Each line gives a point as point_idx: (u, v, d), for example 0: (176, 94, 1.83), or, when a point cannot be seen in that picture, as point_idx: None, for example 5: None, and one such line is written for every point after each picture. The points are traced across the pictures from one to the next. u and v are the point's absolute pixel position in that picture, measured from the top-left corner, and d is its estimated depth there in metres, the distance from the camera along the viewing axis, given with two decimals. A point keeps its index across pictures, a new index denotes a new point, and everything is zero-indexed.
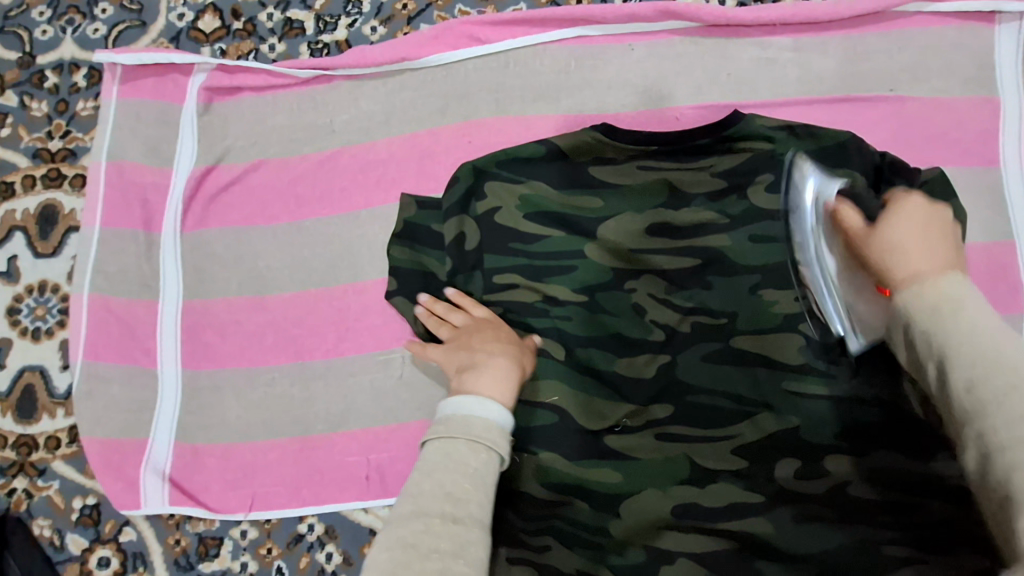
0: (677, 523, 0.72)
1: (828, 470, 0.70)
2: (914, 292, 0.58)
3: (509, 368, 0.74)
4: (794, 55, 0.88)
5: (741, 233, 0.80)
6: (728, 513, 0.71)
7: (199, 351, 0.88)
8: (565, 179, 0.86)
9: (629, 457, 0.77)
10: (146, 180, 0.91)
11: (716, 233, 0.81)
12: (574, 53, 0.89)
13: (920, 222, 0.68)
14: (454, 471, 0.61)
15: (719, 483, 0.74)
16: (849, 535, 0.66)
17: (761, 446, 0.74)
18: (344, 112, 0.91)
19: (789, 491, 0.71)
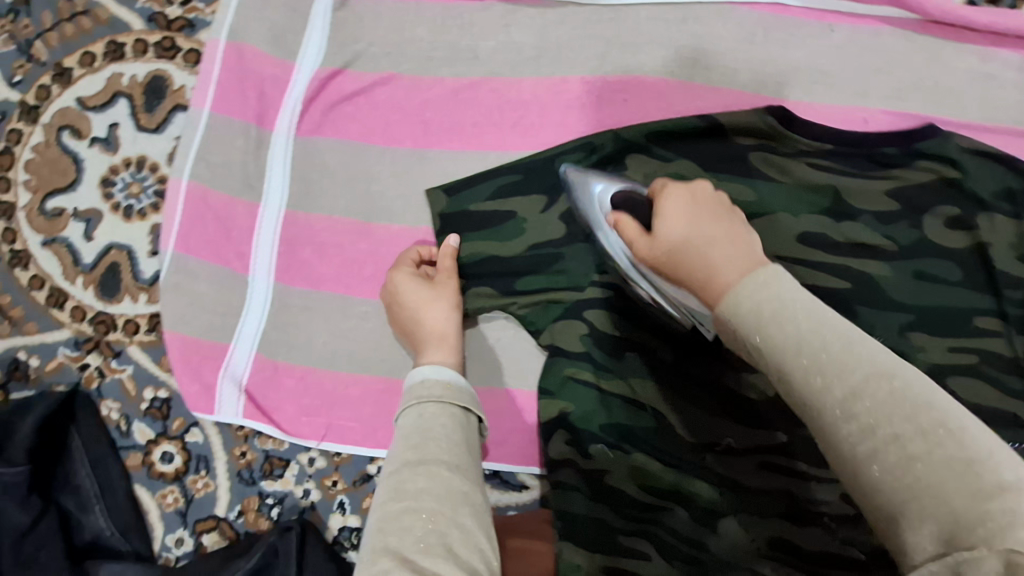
0: (770, 552, 0.67)
1: None
2: (736, 297, 0.47)
3: (451, 332, 0.72)
4: (1016, 76, 0.76)
5: (906, 265, 0.73)
6: (824, 558, 0.65)
7: (295, 267, 0.83)
8: (718, 163, 0.76)
9: (728, 478, 0.72)
10: (264, 70, 0.83)
11: (880, 258, 0.74)
12: (765, 23, 0.78)
13: (714, 229, 0.54)
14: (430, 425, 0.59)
15: (818, 526, 0.67)
16: None
17: None
18: (492, 37, 0.82)
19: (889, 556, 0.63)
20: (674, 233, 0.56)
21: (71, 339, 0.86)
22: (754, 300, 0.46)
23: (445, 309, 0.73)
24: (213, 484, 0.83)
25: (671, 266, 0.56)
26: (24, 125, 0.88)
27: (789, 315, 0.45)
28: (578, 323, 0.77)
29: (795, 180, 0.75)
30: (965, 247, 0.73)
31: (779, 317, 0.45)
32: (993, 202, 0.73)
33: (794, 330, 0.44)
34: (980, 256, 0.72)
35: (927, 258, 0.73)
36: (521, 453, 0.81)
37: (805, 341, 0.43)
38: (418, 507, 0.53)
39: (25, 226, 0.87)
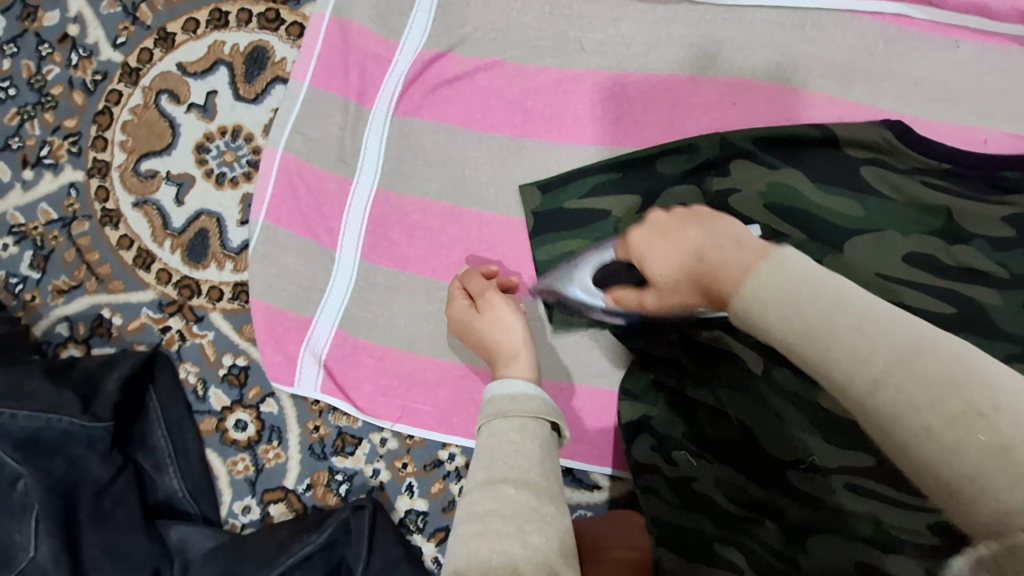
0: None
1: None
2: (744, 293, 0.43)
3: (523, 343, 0.65)
4: None
5: (1016, 296, 0.67)
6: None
7: (383, 247, 0.83)
8: (828, 173, 0.73)
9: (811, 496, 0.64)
10: (368, 48, 0.83)
11: (990, 285, 0.68)
12: (887, 33, 0.76)
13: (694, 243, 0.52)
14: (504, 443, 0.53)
15: (906, 553, 0.55)
16: None
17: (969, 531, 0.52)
18: (600, 30, 0.80)
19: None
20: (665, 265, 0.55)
21: (155, 301, 0.87)
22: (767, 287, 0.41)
23: (511, 318, 0.67)
24: (285, 455, 0.83)
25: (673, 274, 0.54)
26: (124, 86, 0.89)
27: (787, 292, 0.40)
28: (665, 326, 0.75)
29: (907, 198, 0.72)
30: None
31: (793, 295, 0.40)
32: None
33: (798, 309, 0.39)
34: None
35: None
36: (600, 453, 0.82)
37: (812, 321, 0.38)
38: (486, 530, 0.47)
39: (119, 185, 0.88)
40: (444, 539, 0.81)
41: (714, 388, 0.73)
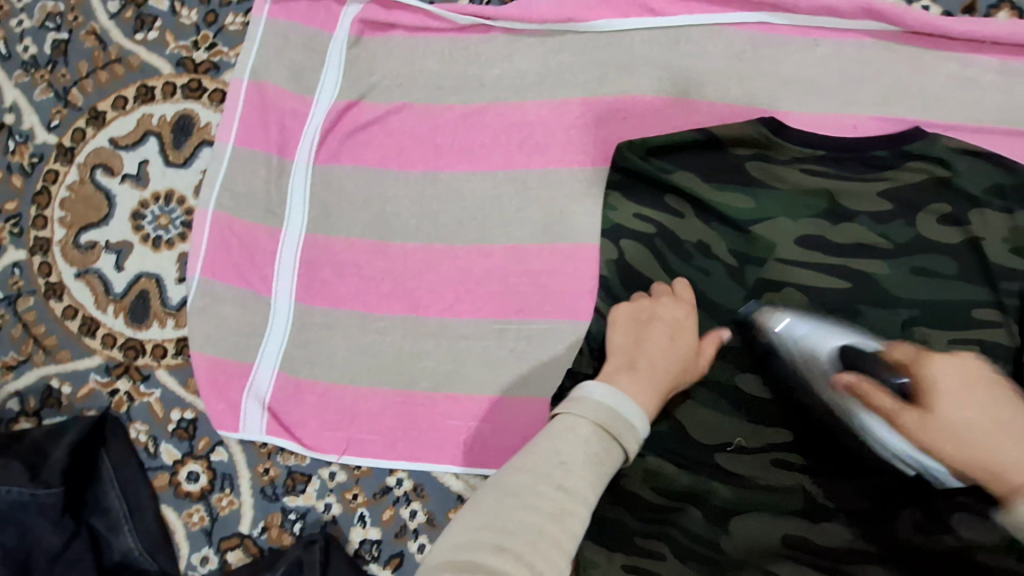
0: (787, 551, 0.69)
1: (966, 536, 0.58)
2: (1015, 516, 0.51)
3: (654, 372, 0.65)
4: (996, 79, 0.79)
5: (903, 263, 0.77)
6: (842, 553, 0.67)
7: (315, 287, 0.87)
8: (716, 171, 0.81)
9: (741, 478, 0.76)
10: (285, 105, 0.89)
11: (877, 257, 0.78)
12: (753, 41, 0.82)
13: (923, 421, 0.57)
14: (572, 438, 0.54)
15: (835, 521, 0.71)
16: None
17: (887, 491, 0.68)
18: (496, 66, 0.87)
19: (911, 547, 0.64)
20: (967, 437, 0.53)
21: (102, 366, 0.89)
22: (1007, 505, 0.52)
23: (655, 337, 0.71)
24: (238, 501, 0.85)
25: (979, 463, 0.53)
26: (60, 165, 0.94)
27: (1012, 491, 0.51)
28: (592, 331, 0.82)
29: (791, 185, 0.79)
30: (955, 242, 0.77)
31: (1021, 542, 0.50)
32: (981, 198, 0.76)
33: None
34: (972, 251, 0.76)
35: (918, 261, 0.77)
36: None
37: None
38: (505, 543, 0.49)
39: (61, 259, 0.92)
40: (400, 565, 0.82)
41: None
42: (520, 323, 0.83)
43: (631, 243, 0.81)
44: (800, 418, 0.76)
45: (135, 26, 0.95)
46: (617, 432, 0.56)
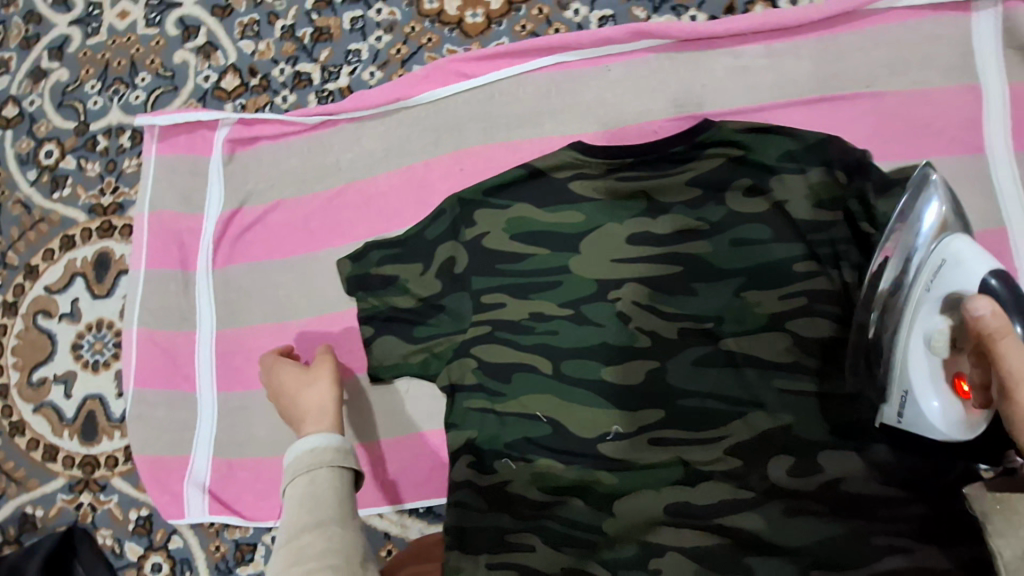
0: (668, 519, 0.78)
1: (824, 467, 0.76)
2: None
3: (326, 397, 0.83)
4: (766, 62, 0.89)
5: (723, 237, 0.86)
6: (719, 509, 0.77)
7: (232, 375, 0.98)
8: (545, 196, 0.91)
9: (621, 463, 0.82)
10: (181, 225, 1.03)
11: (701, 238, 0.86)
12: (554, 80, 0.95)
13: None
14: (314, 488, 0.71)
15: (711, 479, 0.79)
16: (845, 527, 0.73)
17: (755, 447, 0.79)
18: (348, 151, 0.99)
19: (786, 489, 0.76)
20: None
21: (65, 485, 1.00)
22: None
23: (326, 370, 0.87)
24: None
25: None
26: (7, 319, 1.08)
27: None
28: (467, 359, 0.90)
29: (610, 194, 0.90)
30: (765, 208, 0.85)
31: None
32: (778, 164, 0.85)
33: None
34: (779, 213, 0.84)
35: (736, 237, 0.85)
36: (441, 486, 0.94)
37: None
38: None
39: (18, 399, 1.05)
40: None
41: (524, 397, 0.88)
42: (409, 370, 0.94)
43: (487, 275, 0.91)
44: (666, 395, 0.84)
45: (51, 187, 1.10)
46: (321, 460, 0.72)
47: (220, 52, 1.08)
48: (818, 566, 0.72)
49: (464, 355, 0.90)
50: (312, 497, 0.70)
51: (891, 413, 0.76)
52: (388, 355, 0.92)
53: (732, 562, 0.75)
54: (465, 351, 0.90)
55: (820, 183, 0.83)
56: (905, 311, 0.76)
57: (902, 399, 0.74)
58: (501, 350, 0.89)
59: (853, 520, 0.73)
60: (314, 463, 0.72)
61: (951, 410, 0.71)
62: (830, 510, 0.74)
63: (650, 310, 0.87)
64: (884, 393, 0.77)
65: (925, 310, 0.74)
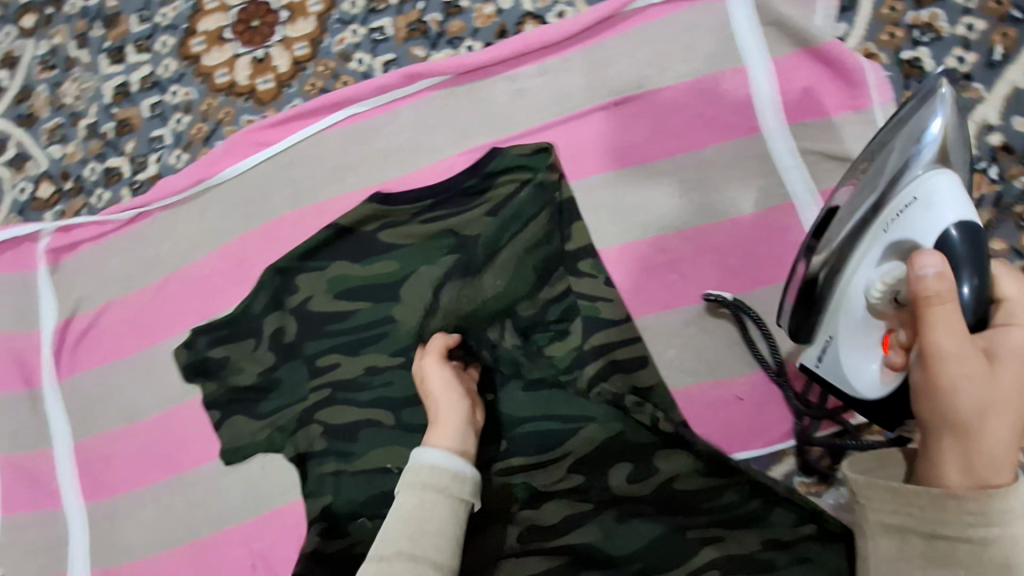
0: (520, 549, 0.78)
1: (658, 468, 0.78)
2: (998, 502, 0.52)
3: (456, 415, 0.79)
4: (542, 80, 0.90)
5: (528, 264, 0.85)
6: (563, 526, 0.78)
7: (95, 484, 0.98)
8: (360, 251, 0.92)
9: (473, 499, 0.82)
10: (18, 343, 1.01)
11: (509, 270, 0.85)
12: (348, 132, 0.94)
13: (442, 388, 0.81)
14: (405, 516, 0.70)
15: (555, 498, 0.80)
16: (665, 523, 0.75)
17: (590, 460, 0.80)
18: (166, 239, 0.98)
19: (618, 494, 0.78)
20: (941, 365, 0.53)
21: None
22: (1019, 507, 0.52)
23: None
24: None
25: (968, 390, 0.53)
26: None
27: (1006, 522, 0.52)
28: (314, 424, 0.90)
29: (417, 238, 0.90)
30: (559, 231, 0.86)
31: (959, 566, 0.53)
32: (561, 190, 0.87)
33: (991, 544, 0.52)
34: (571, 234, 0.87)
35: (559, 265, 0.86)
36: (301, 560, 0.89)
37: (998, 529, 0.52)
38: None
39: None
40: None
41: (370, 452, 0.88)
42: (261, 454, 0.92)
43: (317, 340, 0.92)
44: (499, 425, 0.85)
45: None
46: (445, 488, 0.72)
47: (31, 162, 1.07)
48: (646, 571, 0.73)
49: (304, 424, 0.90)
50: (419, 514, 0.70)
51: (812, 356, 0.71)
52: (237, 437, 0.92)
53: None
54: (309, 418, 0.90)
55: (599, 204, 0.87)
56: (849, 255, 0.66)
57: (825, 344, 0.69)
58: (343, 409, 0.89)
59: (677, 516, 0.75)
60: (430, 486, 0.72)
61: (863, 372, 0.65)
62: (655, 506, 0.76)
63: (479, 346, 0.86)
64: (813, 335, 0.71)
65: (871, 259, 0.64)
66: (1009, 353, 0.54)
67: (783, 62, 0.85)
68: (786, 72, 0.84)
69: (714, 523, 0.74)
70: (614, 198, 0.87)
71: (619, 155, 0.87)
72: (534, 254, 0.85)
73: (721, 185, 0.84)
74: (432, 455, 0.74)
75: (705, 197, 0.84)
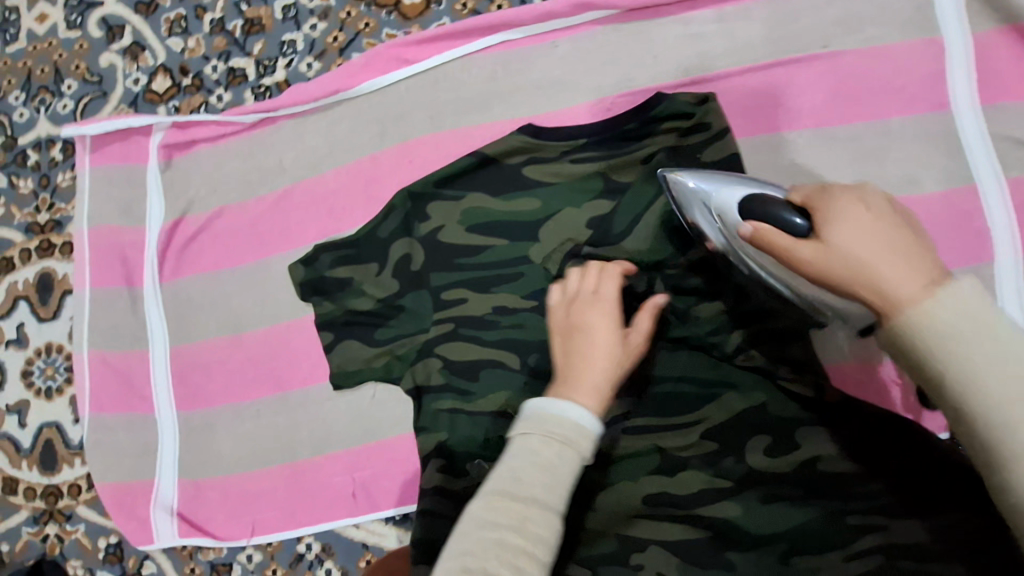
0: (650, 510, 0.72)
1: (799, 444, 0.72)
2: (931, 307, 0.50)
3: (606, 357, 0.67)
4: (718, 27, 0.84)
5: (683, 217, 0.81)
6: (696, 498, 0.71)
7: (189, 393, 0.94)
8: (501, 185, 0.87)
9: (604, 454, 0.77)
10: (123, 240, 0.98)
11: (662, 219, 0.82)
12: (500, 59, 0.89)
13: (602, 343, 0.69)
14: (524, 463, 0.59)
15: (689, 468, 0.74)
16: (816, 506, 0.67)
17: (729, 429, 0.75)
18: (291, 149, 0.94)
19: (758, 473, 0.71)
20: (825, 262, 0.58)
21: (30, 517, 0.97)
22: (947, 318, 0.49)
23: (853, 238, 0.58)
24: None
25: (850, 261, 0.57)
26: None
27: (968, 316, 0.49)
28: (433, 359, 0.84)
29: (567, 178, 0.85)
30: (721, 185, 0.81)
31: (958, 337, 0.49)
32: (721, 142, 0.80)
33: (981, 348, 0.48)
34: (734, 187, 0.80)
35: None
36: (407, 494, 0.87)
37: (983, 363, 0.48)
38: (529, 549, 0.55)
39: None
40: None
41: (492, 394, 0.81)
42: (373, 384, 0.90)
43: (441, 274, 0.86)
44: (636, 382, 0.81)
45: None
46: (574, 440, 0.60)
47: (147, 52, 1.02)
48: (794, 551, 0.66)
49: (424, 358, 0.85)
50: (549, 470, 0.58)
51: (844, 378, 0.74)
52: (350, 363, 0.88)
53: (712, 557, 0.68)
54: (430, 350, 0.85)
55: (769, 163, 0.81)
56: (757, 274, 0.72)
57: None
58: (465, 346, 0.83)
59: (828, 501, 0.68)
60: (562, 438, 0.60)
61: None
62: (800, 490, 0.69)
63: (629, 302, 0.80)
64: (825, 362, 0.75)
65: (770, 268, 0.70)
66: (838, 241, 0.58)
67: (984, 40, 0.79)
68: (985, 51, 0.79)
69: (871, 509, 0.66)
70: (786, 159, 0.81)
71: (793, 117, 0.82)
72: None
73: (902, 160, 0.80)
74: (569, 407, 0.61)
75: (883, 171, 0.80)
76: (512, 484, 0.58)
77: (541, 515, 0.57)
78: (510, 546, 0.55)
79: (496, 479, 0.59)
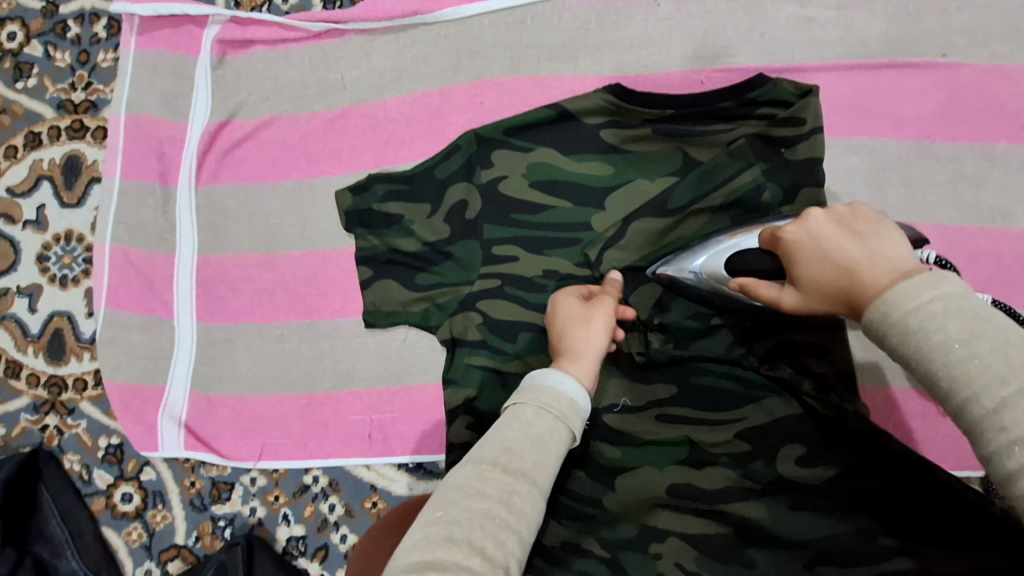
0: (672, 501, 0.67)
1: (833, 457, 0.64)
2: (893, 296, 0.48)
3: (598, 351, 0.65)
4: (836, 14, 0.80)
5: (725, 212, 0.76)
6: (722, 494, 0.66)
7: (213, 306, 0.90)
8: (573, 143, 0.82)
9: (632, 437, 0.73)
10: (161, 134, 0.92)
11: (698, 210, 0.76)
12: (595, 8, 0.85)
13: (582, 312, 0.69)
14: (516, 431, 0.54)
15: (717, 464, 0.69)
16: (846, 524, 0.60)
17: (770, 433, 0.69)
18: (355, 68, 0.89)
19: (790, 480, 0.65)
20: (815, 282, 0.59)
21: (30, 404, 0.94)
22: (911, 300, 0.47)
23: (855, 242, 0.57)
24: (170, 515, 0.91)
25: (815, 285, 0.58)
26: None
27: (939, 315, 0.45)
28: (472, 314, 0.80)
29: (643, 150, 0.81)
30: (791, 180, 0.75)
31: (948, 314, 0.45)
32: (807, 140, 0.76)
33: (946, 331, 0.45)
34: (800, 188, 0.75)
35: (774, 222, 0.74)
36: (427, 441, 0.85)
37: (957, 337, 0.44)
38: (487, 505, 0.50)
39: None
40: (326, 556, 0.88)
41: (530, 358, 0.77)
42: (405, 328, 0.86)
43: (494, 227, 0.81)
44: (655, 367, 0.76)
45: (14, 75, 0.98)
46: (560, 412, 0.55)
47: None
48: (817, 563, 0.59)
49: (462, 314, 0.80)
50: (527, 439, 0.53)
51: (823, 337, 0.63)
52: (385, 302, 0.85)
53: (731, 554, 0.62)
54: (472, 302, 0.80)
55: (859, 165, 0.78)
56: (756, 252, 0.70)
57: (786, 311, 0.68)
58: (509, 306, 0.79)
59: (860, 517, 0.60)
60: (545, 411, 0.55)
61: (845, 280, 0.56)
62: (828, 501, 0.62)
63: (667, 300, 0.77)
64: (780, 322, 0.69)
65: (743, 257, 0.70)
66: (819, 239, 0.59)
67: None
68: None
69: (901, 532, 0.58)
70: (876, 168, 0.78)
71: (898, 123, 0.78)
72: (763, 203, 0.74)
73: (999, 189, 0.76)
74: (568, 383, 0.58)
75: (976, 197, 0.77)
76: (501, 453, 0.53)
77: (529, 491, 0.52)
78: (496, 518, 0.50)
79: (481, 447, 0.54)
